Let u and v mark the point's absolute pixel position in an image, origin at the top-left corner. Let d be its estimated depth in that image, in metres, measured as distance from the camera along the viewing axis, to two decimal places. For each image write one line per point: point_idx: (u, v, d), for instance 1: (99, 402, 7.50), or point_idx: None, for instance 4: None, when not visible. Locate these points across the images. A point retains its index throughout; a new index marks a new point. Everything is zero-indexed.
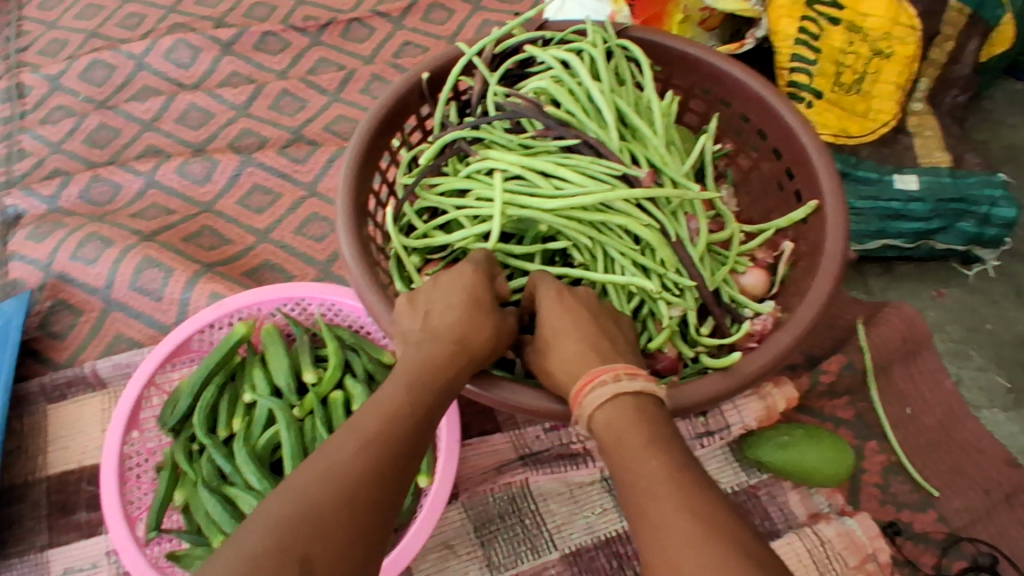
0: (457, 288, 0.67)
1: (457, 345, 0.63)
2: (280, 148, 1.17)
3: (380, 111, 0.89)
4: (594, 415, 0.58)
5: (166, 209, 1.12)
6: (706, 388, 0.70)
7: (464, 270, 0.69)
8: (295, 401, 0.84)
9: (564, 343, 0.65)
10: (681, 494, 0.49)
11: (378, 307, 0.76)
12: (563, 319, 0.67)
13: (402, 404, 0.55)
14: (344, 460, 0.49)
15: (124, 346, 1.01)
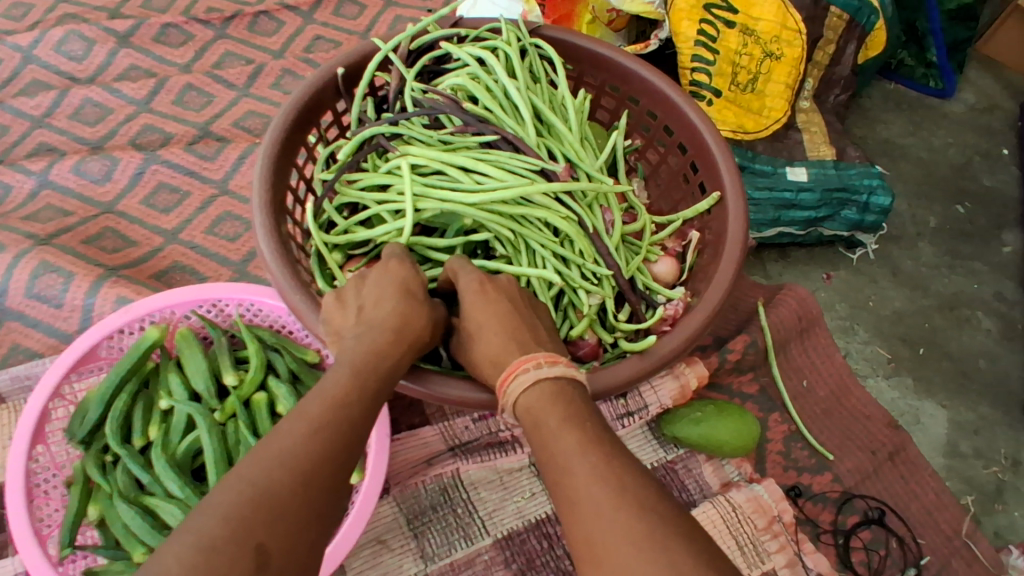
0: (389, 283, 0.68)
1: (395, 334, 0.63)
2: (187, 145, 1.13)
3: (296, 107, 0.88)
4: (516, 401, 0.62)
5: (62, 210, 1.04)
6: (626, 371, 0.74)
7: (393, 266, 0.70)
8: (215, 405, 0.81)
9: (489, 335, 0.68)
10: (599, 464, 0.53)
11: (303, 306, 0.76)
12: (485, 311, 0.69)
13: (345, 392, 0.55)
14: (293, 446, 0.47)
15: (22, 358, 0.94)
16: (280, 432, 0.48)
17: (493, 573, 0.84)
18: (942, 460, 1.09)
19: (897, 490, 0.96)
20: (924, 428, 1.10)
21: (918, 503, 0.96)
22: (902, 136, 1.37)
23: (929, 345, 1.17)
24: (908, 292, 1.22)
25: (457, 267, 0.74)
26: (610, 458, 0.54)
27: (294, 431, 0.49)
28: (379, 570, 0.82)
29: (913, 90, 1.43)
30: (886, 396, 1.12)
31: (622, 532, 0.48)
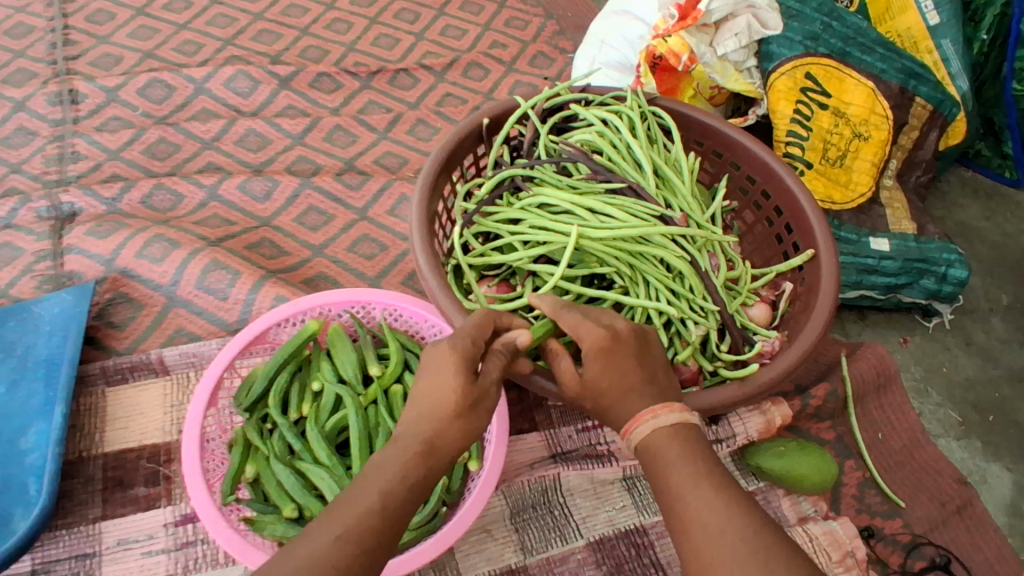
0: (434, 382, 0.64)
1: (427, 446, 0.63)
2: (335, 175, 1.30)
3: (447, 148, 1.04)
4: (637, 445, 0.67)
5: (226, 220, 1.20)
6: (733, 391, 0.84)
7: (445, 356, 0.64)
8: (360, 390, 0.94)
9: (614, 384, 0.67)
10: (715, 495, 0.61)
11: (449, 309, 0.88)
12: (611, 359, 0.67)
13: (380, 492, 0.60)
14: (317, 550, 0.56)
15: (185, 339, 1.07)
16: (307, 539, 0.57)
17: (585, 572, 0.92)
18: (1007, 520, 1.13)
19: (964, 542, 1.02)
20: (991, 488, 1.16)
21: (984, 555, 1.02)
22: (978, 220, 1.47)
23: (999, 414, 1.23)
24: (980, 362, 1.28)
25: (575, 323, 0.70)
26: (722, 491, 0.62)
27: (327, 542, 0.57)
28: (482, 555, 0.92)
29: (988, 179, 1.53)
30: (955, 455, 1.18)
31: (729, 550, 0.58)
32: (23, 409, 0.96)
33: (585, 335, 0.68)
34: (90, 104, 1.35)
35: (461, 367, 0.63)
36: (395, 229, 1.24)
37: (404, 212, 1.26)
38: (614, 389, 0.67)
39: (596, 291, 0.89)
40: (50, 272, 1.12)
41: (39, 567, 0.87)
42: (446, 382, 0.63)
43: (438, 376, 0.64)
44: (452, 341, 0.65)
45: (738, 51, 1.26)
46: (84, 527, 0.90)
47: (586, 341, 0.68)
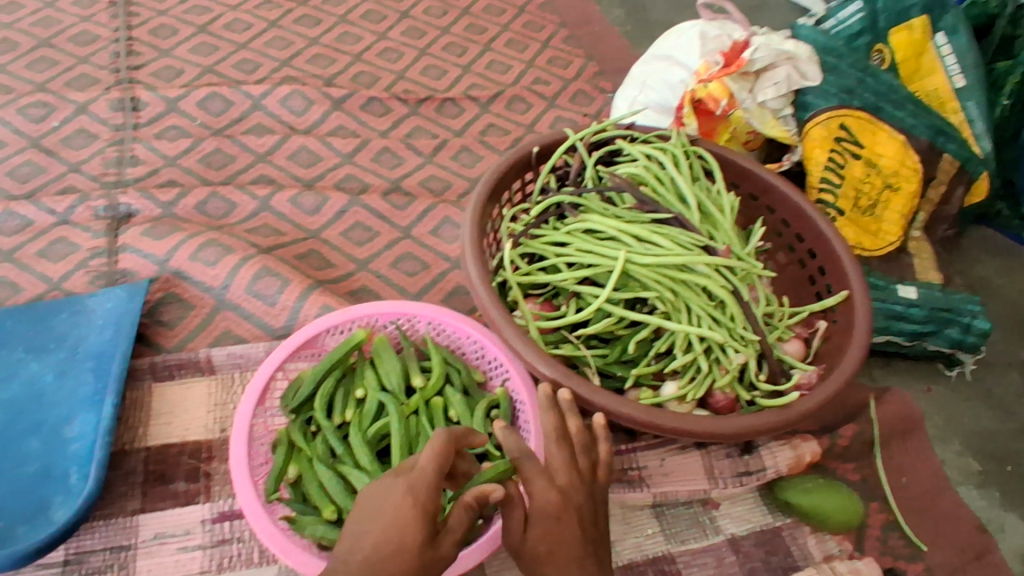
0: (391, 529, 0.63)
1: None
2: (382, 195, 1.34)
3: (498, 172, 1.09)
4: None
5: (276, 230, 1.25)
6: (772, 417, 0.88)
7: (405, 505, 0.64)
8: (403, 399, 0.97)
9: (558, 554, 0.71)
10: None
11: (499, 322, 0.94)
12: (558, 528, 0.72)
13: None
14: None
15: (231, 342, 1.10)
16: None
17: None
18: None
19: None
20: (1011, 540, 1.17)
21: None
22: (1000, 276, 1.50)
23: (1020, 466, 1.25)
24: (1000, 414, 1.30)
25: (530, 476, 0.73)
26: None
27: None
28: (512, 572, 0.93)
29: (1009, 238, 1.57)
30: (975, 504, 1.19)
31: None
32: (70, 398, 0.98)
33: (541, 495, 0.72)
34: (149, 112, 1.41)
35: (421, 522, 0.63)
36: (437, 249, 1.28)
37: (446, 234, 1.30)
38: (555, 554, 0.72)
39: (641, 315, 0.92)
40: (103, 269, 1.16)
41: (73, 558, 0.86)
42: (405, 534, 0.63)
43: (397, 532, 0.63)
44: (410, 485, 0.65)
45: (775, 100, 1.32)
46: (122, 519, 0.90)
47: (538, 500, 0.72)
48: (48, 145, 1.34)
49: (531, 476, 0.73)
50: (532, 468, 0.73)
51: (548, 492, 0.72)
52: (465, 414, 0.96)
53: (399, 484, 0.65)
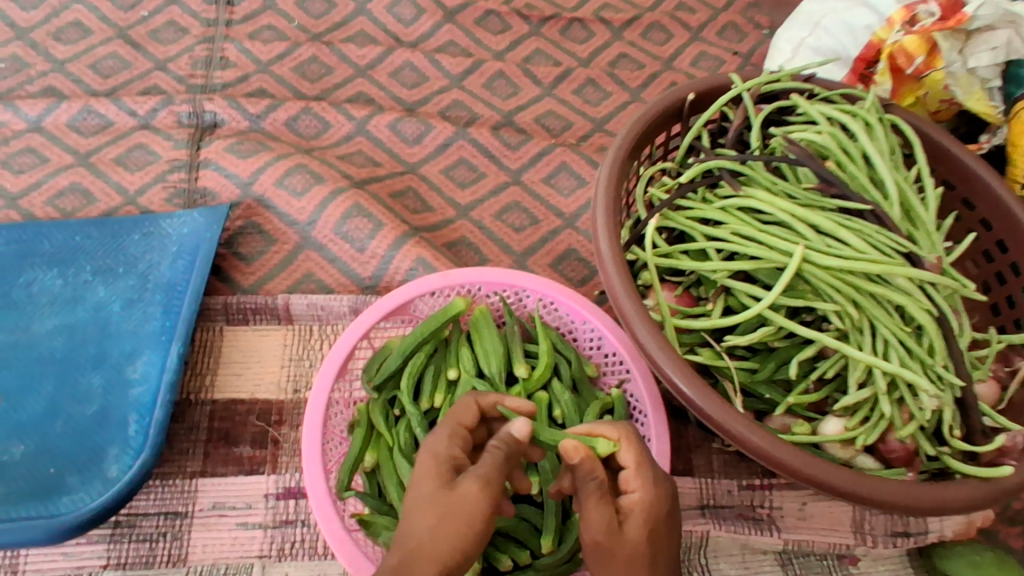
0: (408, 516, 0.55)
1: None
2: (493, 129, 1.16)
3: (641, 124, 0.89)
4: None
5: (372, 160, 1.10)
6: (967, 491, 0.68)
7: (421, 476, 0.57)
8: (501, 388, 0.82)
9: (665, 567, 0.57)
10: None
11: (630, 311, 0.74)
12: (659, 527, 0.57)
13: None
14: None
15: (314, 288, 0.97)
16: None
17: None
18: None
19: None
20: None
21: None
22: None
23: None
24: None
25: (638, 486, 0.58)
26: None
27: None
28: None
29: None
30: None
31: None
32: (135, 334, 0.89)
33: (645, 487, 0.58)
34: (244, 7, 1.25)
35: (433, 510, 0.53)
36: (550, 201, 1.09)
37: (561, 184, 1.11)
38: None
39: (814, 333, 0.73)
40: (182, 186, 1.04)
41: (124, 522, 0.78)
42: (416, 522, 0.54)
43: (413, 514, 0.55)
44: (432, 450, 0.59)
45: (989, 67, 1.02)
46: (181, 482, 0.81)
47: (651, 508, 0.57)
48: (134, 36, 1.20)
49: (630, 461, 0.59)
50: (632, 455, 0.60)
51: (645, 485, 0.58)
52: (573, 416, 0.80)
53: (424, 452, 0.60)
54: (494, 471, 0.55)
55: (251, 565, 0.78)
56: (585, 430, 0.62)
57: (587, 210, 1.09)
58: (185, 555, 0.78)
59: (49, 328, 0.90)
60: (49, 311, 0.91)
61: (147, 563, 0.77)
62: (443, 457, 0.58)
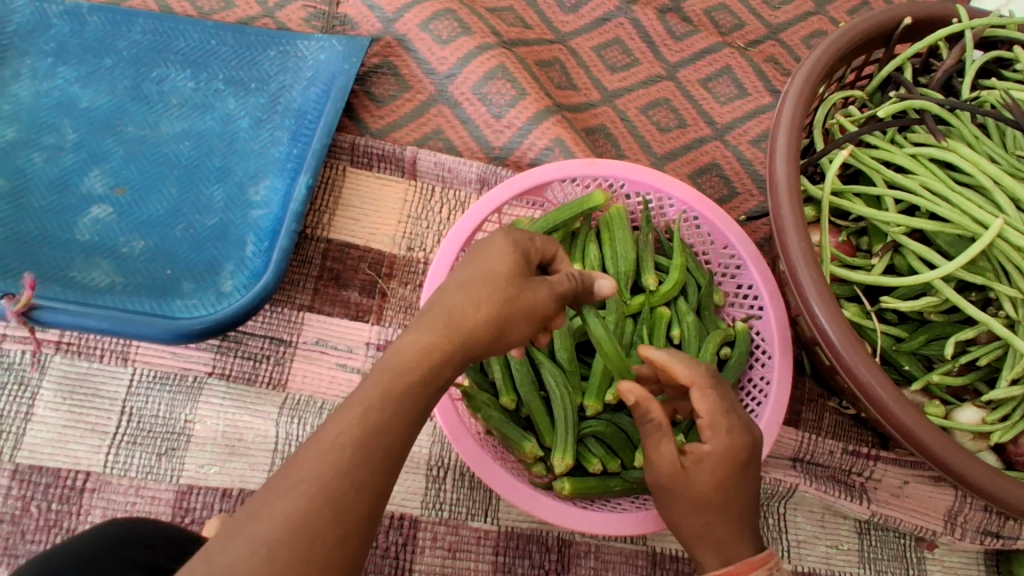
0: (469, 284, 0.51)
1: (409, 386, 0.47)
2: (657, 12, 1.05)
3: (844, 41, 0.78)
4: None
5: (522, 21, 1.02)
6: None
7: (495, 255, 0.53)
8: (625, 294, 0.78)
9: (730, 505, 0.56)
10: None
11: (794, 247, 0.67)
12: (729, 475, 0.56)
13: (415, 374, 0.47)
14: (338, 437, 0.43)
15: (440, 146, 0.92)
16: (265, 500, 0.41)
17: None
18: None
19: None
20: None
21: None
22: None
23: None
24: None
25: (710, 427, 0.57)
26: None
27: (241, 526, 0.40)
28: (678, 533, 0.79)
29: None
30: None
31: None
32: (261, 155, 0.86)
33: (718, 435, 0.57)
34: None
35: (501, 297, 0.51)
36: (702, 106, 1.00)
37: (718, 89, 1.01)
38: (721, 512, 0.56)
39: (986, 317, 0.66)
40: (323, 8, 0.98)
41: (231, 336, 0.79)
42: (481, 296, 0.51)
43: (477, 283, 0.51)
44: (509, 236, 0.55)
45: None
46: (288, 311, 0.81)
47: (717, 452, 0.56)
48: None
49: (704, 412, 0.57)
50: (704, 404, 0.57)
51: (716, 433, 0.57)
52: (692, 339, 0.77)
53: (492, 232, 0.56)
54: (568, 295, 0.56)
55: None
56: (657, 362, 0.58)
57: (741, 124, 0.99)
58: (285, 381, 0.78)
59: (176, 130, 0.88)
60: (177, 113, 0.89)
61: (249, 380, 0.78)
62: (518, 245, 0.55)
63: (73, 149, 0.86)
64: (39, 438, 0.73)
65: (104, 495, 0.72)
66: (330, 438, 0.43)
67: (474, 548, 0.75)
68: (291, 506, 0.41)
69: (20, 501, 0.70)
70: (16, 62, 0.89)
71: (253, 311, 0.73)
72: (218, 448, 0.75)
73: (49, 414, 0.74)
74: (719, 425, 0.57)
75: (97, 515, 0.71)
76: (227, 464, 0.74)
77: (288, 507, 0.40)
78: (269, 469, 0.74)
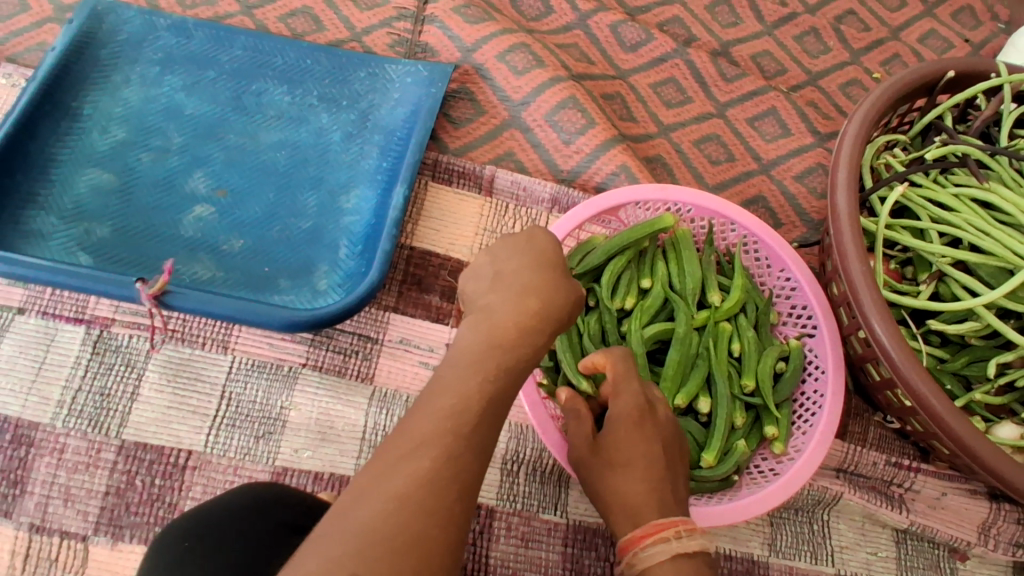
0: (529, 267, 0.60)
1: (505, 364, 0.54)
2: (709, 55, 1.15)
3: (894, 90, 0.86)
4: (639, 562, 0.58)
5: (586, 57, 1.10)
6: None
7: (542, 245, 0.63)
8: (692, 309, 0.85)
9: (630, 464, 0.63)
10: None
11: (856, 271, 0.75)
12: (630, 435, 0.64)
13: (503, 354, 0.54)
14: (446, 409, 0.50)
15: (512, 166, 0.99)
16: (392, 463, 0.47)
17: None
18: None
19: None
20: None
21: None
22: None
23: None
24: None
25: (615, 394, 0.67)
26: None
27: (374, 484, 0.46)
28: (731, 534, 0.84)
29: None
30: None
31: None
32: (352, 166, 0.93)
33: (619, 399, 0.66)
34: None
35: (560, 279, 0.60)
36: (749, 143, 1.08)
37: (764, 128, 1.10)
38: (625, 469, 0.63)
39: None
40: (406, 35, 1.06)
41: (324, 332, 0.85)
42: (545, 277, 0.60)
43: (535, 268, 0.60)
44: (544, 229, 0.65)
45: None
46: (376, 311, 0.87)
47: (617, 412, 0.66)
48: None
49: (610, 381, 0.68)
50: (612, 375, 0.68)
51: (617, 398, 0.67)
52: (752, 352, 0.83)
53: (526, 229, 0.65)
54: None
55: None
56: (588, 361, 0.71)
57: (785, 161, 1.08)
58: (372, 375, 0.84)
59: (273, 140, 0.95)
60: (275, 124, 0.96)
61: (339, 372, 0.84)
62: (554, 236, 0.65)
63: (178, 152, 0.92)
64: (144, 417, 0.80)
65: (204, 473, 0.78)
66: (444, 409, 0.50)
67: (545, 538, 0.80)
68: (416, 468, 0.47)
69: (125, 474, 0.77)
70: (127, 70, 0.96)
71: (355, 310, 0.79)
72: (311, 434, 0.81)
73: (154, 395, 0.81)
74: (616, 395, 0.67)
75: (197, 491, 0.78)
76: (319, 449, 0.80)
77: (418, 467, 0.47)
78: (357, 456, 0.81)
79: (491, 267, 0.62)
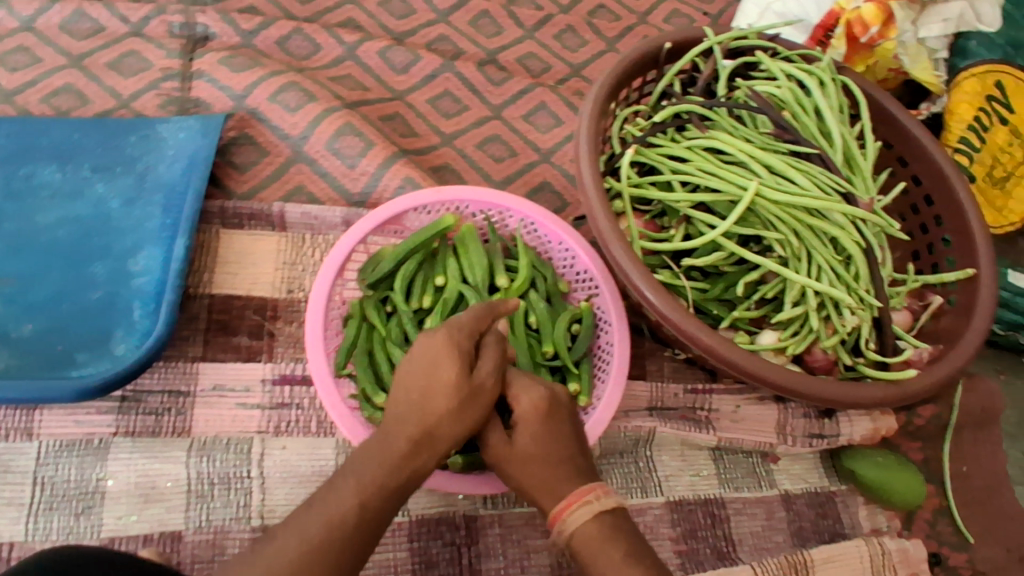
0: (422, 391, 0.63)
1: (390, 479, 0.61)
2: (477, 64, 1.23)
3: (621, 67, 0.97)
4: (569, 528, 0.63)
5: (361, 85, 1.16)
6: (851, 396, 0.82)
7: (444, 361, 0.63)
8: (486, 295, 0.92)
9: (551, 450, 0.66)
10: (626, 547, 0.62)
11: (606, 232, 0.84)
12: (543, 428, 0.67)
13: (388, 471, 0.61)
14: (332, 516, 0.58)
15: (304, 199, 1.03)
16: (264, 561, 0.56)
17: (658, 528, 0.90)
18: None
19: None
20: None
21: None
22: None
23: None
24: None
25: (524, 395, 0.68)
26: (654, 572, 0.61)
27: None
28: None
29: None
30: None
31: None
32: (137, 229, 0.93)
33: (522, 391, 0.68)
34: None
35: (456, 405, 0.63)
36: (527, 137, 1.18)
37: (539, 122, 1.19)
38: (541, 457, 0.66)
39: (756, 258, 0.85)
40: (175, 94, 1.07)
41: (130, 395, 0.84)
42: (439, 404, 0.62)
43: (429, 397, 0.62)
44: (449, 337, 0.65)
45: (938, 38, 1.13)
46: (182, 364, 0.88)
47: (528, 408, 0.67)
48: None
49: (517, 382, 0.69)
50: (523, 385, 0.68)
51: (525, 397, 0.67)
52: (546, 323, 0.90)
53: (437, 336, 0.65)
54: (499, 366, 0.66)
55: (252, 437, 0.85)
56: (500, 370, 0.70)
57: (561, 147, 1.17)
58: (188, 428, 0.84)
59: (51, 219, 0.93)
60: (50, 204, 0.94)
61: (154, 433, 0.83)
62: (454, 341, 0.64)
63: None
64: None
65: None
66: (329, 513, 0.58)
67: (390, 540, 0.83)
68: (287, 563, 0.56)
69: None
70: None
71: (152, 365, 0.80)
72: (134, 499, 0.80)
73: None
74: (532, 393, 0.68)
75: None
76: (145, 511, 0.80)
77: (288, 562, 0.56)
78: (186, 509, 0.80)
79: (399, 384, 0.64)
